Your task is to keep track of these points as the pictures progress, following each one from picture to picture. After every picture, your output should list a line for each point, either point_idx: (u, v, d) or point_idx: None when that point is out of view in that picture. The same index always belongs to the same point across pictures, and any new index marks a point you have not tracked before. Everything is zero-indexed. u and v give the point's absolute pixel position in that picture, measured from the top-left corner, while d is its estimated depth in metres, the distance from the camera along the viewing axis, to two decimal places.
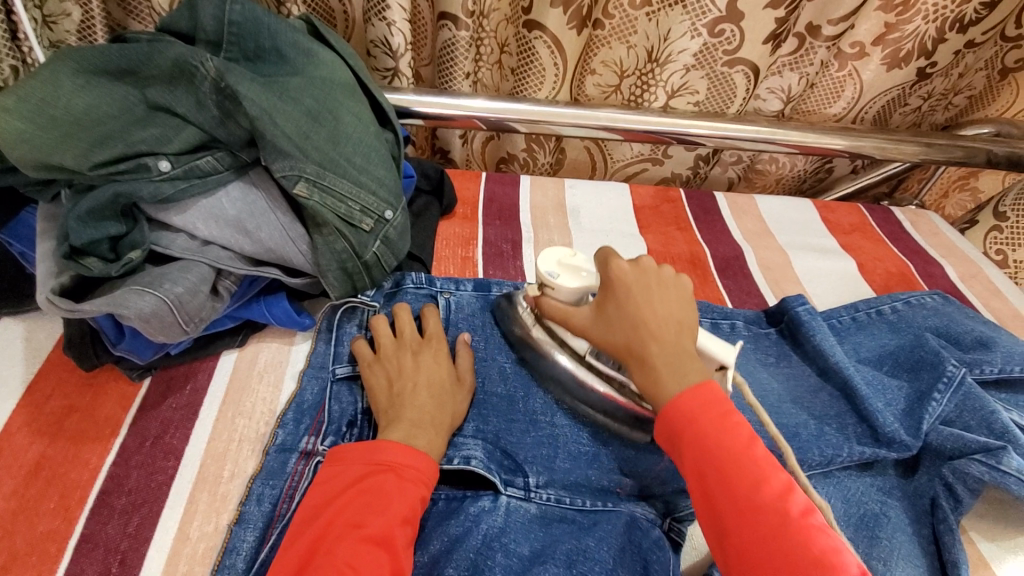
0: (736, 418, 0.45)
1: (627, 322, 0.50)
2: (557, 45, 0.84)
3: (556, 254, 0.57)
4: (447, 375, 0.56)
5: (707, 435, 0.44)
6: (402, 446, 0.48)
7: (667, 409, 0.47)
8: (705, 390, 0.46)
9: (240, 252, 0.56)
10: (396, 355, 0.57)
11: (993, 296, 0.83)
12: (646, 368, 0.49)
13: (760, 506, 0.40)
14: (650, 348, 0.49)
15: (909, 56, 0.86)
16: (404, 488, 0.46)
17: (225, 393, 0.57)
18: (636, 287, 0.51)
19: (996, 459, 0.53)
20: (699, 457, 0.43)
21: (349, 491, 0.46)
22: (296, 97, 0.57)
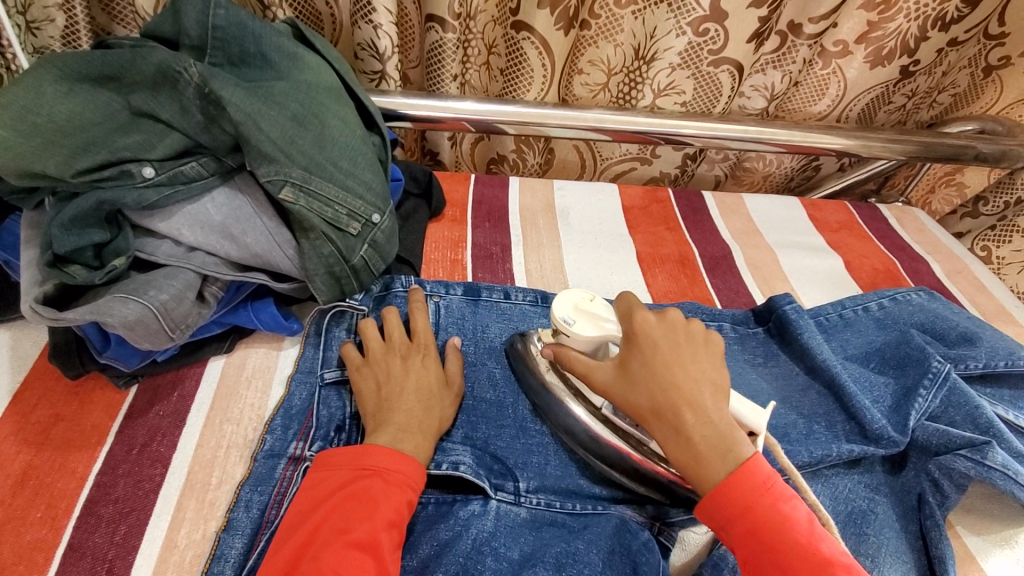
0: (789, 501, 0.43)
1: (655, 383, 0.49)
2: (543, 45, 0.85)
3: (573, 299, 0.56)
4: (435, 379, 0.56)
5: (766, 524, 0.42)
6: (388, 450, 0.48)
7: (715, 492, 0.44)
8: (757, 471, 0.44)
9: (227, 258, 0.56)
10: (385, 360, 0.56)
11: (979, 292, 0.84)
12: (680, 437, 0.47)
13: None
14: (685, 416, 0.47)
15: (891, 54, 0.87)
16: (389, 492, 0.46)
17: (212, 399, 0.56)
18: (664, 345, 0.50)
19: (982, 454, 0.54)
20: (758, 548, 0.41)
21: (335, 496, 0.46)
22: (281, 102, 0.57)
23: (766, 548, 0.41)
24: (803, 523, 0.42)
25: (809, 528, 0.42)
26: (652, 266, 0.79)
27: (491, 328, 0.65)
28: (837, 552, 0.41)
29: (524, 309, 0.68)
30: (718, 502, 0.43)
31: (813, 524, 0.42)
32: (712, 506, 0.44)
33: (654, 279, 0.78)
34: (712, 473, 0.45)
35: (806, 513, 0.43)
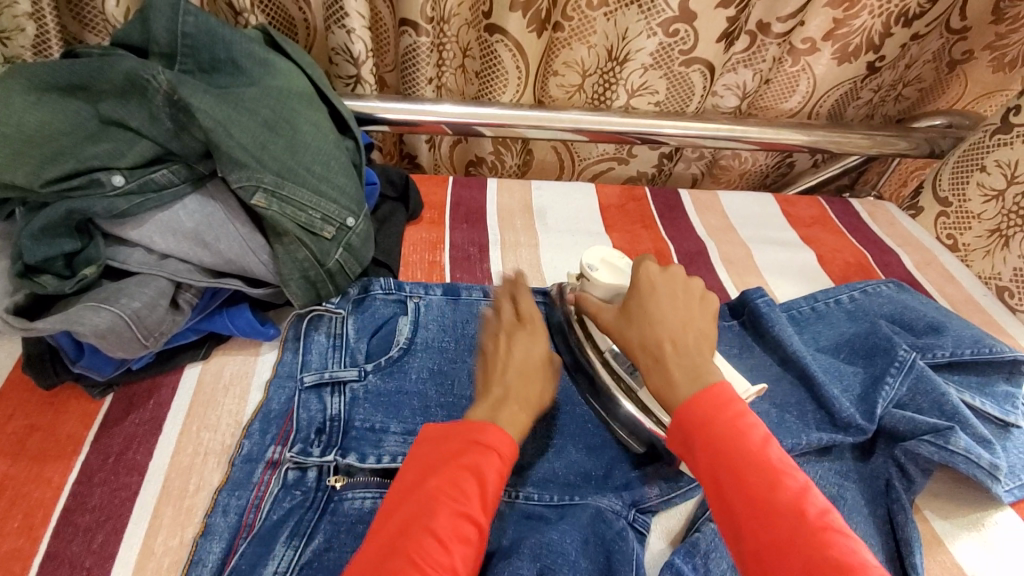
0: (749, 420, 0.45)
1: (643, 319, 0.53)
2: (518, 49, 0.86)
3: (602, 253, 0.62)
4: (539, 359, 0.57)
5: (721, 436, 0.44)
6: (486, 420, 0.49)
7: (681, 409, 0.46)
8: (718, 393, 0.46)
9: (200, 264, 0.56)
10: (494, 335, 0.58)
11: (947, 282, 0.86)
12: (659, 366, 0.50)
13: (757, 477, 0.41)
14: (666, 347, 0.51)
15: (857, 50, 0.89)
16: (490, 462, 0.46)
17: (190, 406, 0.56)
18: (662, 291, 0.54)
19: (945, 439, 0.57)
20: (713, 459, 0.43)
21: (450, 466, 0.45)
22: (252, 108, 0.57)
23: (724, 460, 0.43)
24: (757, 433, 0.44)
25: (765, 445, 0.43)
26: None
27: (470, 326, 0.66)
28: (791, 470, 0.42)
29: None
30: (683, 418, 0.46)
31: (772, 443, 0.44)
32: (677, 423, 0.46)
33: None
34: (680, 392, 0.48)
35: (764, 432, 0.44)
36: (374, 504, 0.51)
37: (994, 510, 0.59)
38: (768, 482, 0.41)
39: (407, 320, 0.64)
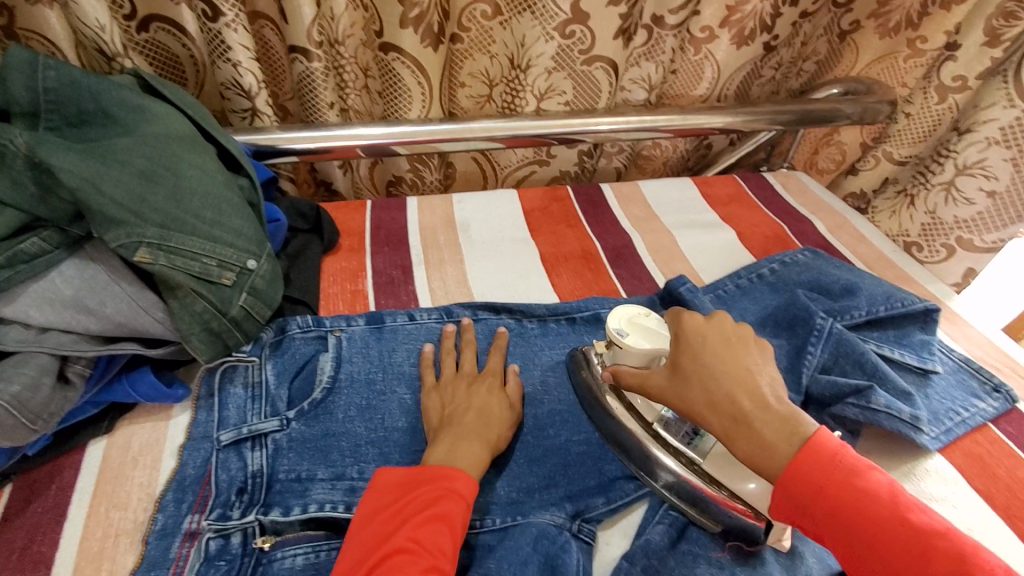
0: (866, 471, 0.40)
1: (703, 375, 0.46)
2: (417, 65, 0.84)
3: (628, 313, 0.55)
4: (499, 404, 0.58)
5: (802, 457, 0.41)
6: (447, 466, 0.50)
7: (783, 479, 0.42)
8: (822, 447, 0.42)
9: (87, 333, 0.52)
10: (453, 385, 0.60)
11: (858, 242, 0.90)
12: (742, 428, 0.44)
13: (895, 537, 0.38)
14: (745, 405, 0.44)
15: (753, 33, 0.91)
16: (453, 507, 0.47)
17: (96, 485, 0.52)
18: (714, 339, 0.48)
19: (866, 399, 0.59)
20: (850, 534, 0.39)
21: (421, 515, 0.46)
22: (124, 159, 0.54)
23: (859, 532, 0.39)
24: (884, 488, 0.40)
25: (891, 495, 0.40)
26: (556, 266, 0.80)
27: (398, 353, 0.64)
28: (932, 519, 0.38)
29: (430, 327, 0.67)
30: (790, 490, 0.41)
31: (899, 493, 0.40)
32: (786, 493, 0.42)
33: (559, 278, 0.79)
34: (777, 454, 0.42)
35: (887, 482, 0.40)
36: (305, 561, 0.49)
37: (924, 459, 0.61)
38: (920, 551, 0.37)
39: (329, 357, 0.62)
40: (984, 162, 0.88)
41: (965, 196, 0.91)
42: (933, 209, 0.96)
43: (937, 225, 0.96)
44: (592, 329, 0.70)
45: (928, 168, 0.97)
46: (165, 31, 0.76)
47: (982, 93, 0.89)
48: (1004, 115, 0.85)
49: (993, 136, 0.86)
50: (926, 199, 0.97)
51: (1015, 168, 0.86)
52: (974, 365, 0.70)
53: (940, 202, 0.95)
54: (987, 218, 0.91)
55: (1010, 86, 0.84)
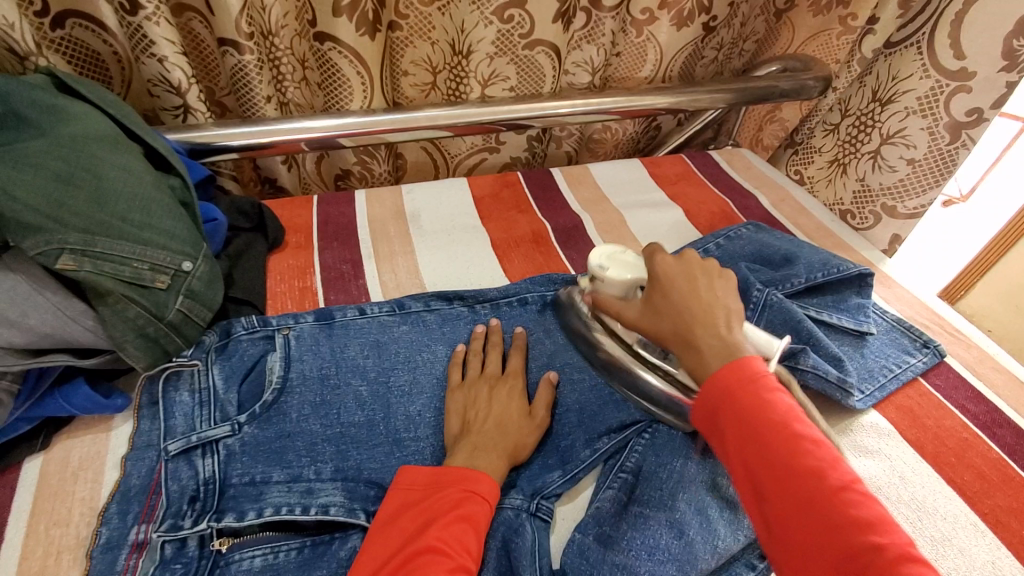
0: (774, 387, 0.42)
1: (670, 308, 0.50)
2: (355, 55, 0.82)
3: (607, 251, 0.61)
4: (518, 410, 0.58)
5: (727, 371, 0.43)
6: (471, 468, 0.51)
7: (706, 385, 0.44)
8: (747, 368, 0.43)
9: (11, 347, 0.49)
10: (476, 387, 0.60)
11: (799, 214, 0.93)
12: (691, 350, 0.47)
13: (783, 449, 0.39)
14: (696, 328, 0.48)
15: (692, 14, 0.93)
16: (477, 508, 0.48)
17: (33, 504, 0.50)
18: (681, 278, 0.52)
19: (800, 360, 0.62)
20: (740, 428, 0.40)
21: (447, 514, 0.47)
22: (38, 163, 0.51)
23: (743, 430, 0.40)
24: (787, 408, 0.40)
25: (791, 413, 0.40)
26: (508, 251, 0.81)
27: (350, 347, 0.64)
28: (816, 434, 0.39)
29: (382, 320, 0.67)
30: (708, 390, 0.43)
31: (797, 411, 0.41)
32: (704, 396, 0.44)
33: (511, 262, 0.79)
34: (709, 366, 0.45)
35: (791, 401, 0.41)
36: (264, 561, 0.48)
37: (860, 415, 0.65)
38: (791, 451, 0.38)
39: (278, 356, 0.60)
40: (903, 131, 0.92)
41: (888, 164, 0.95)
42: (862, 176, 1.00)
43: (866, 192, 1.00)
44: (544, 309, 0.71)
45: (855, 139, 1.00)
46: (83, 27, 0.72)
47: (900, 64, 0.92)
48: (920, 85, 0.88)
49: (912, 105, 0.90)
50: (856, 167, 1.00)
51: (931, 136, 0.89)
52: (905, 324, 0.74)
53: (869, 170, 0.98)
54: (906, 185, 0.94)
55: (925, 58, 0.87)
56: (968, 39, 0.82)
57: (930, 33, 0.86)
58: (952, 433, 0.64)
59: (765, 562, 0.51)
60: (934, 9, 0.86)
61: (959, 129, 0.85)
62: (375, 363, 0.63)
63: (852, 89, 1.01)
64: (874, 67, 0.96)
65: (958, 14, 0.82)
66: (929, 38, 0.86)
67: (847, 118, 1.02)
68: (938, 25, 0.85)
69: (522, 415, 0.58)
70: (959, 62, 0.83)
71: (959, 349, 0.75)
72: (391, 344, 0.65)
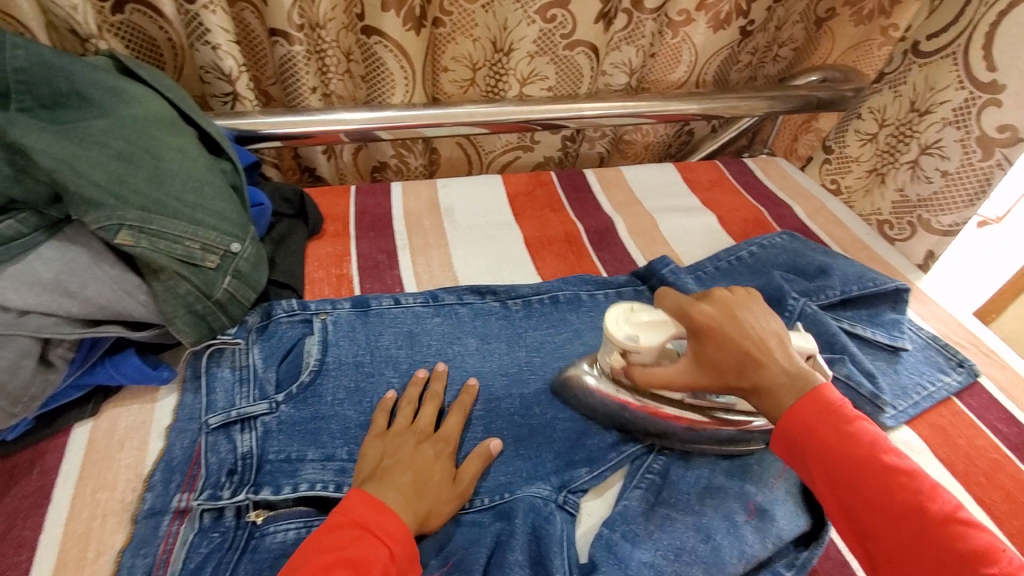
0: (858, 420, 0.44)
1: (733, 360, 0.48)
2: (399, 49, 0.84)
3: (614, 316, 0.54)
4: (443, 473, 0.52)
5: (803, 403, 0.45)
6: (377, 501, 0.46)
7: (784, 421, 0.46)
8: (826, 399, 0.45)
9: (68, 316, 0.51)
10: (399, 439, 0.54)
11: (835, 226, 0.92)
12: (772, 401, 0.47)
13: (879, 482, 0.42)
14: (771, 376, 0.47)
15: (728, 17, 0.92)
16: (371, 550, 0.43)
17: (81, 468, 0.52)
18: (726, 320, 0.49)
19: (835, 369, 0.62)
20: (829, 470, 0.43)
21: (337, 552, 0.42)
22: (102, 141, 0.53)
23: (836, 464, 0.43)
24: (873, 440, 0.43)
25: (878, 443, 0.43)
26: (540, 249, 0.81)
27: (384, 336, 0.65)
28: (907, 463, 0.42)
29: (416, 311, 0.68)
30: (789, 431, 0.45)
31: (884, 441, 0.43)
32: (782, 433, 0.46)
33: (543, 261, 0.80)
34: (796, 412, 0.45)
35: (876, 433, 0.44)
36: (297, 535, 0.50)
37: (892, 431, 0.64)
38: (888, 486, 0.41)
39: (315, 340, 0.62)
40: (940, 142, 0.88)
41: (924, 174, 0.91)
42: (901, 186, 0.96)
43: (905, 203, 0.95)
44: (575, 308, 0.72)
45: (894, 148, 0.96)
46: (140, 13, 0.74)
47: (936, 74, 0.88)
48: (956, 96, 0.85)
49: (948, 116, 0.86)
50: (895, 177, 0.96)
51: (964, 149, 0.85)
52: (941, 342, 0.73)
53: (907, 180, 0.94)
54: (940, 199, 0.90)
55: (961, 69, 0.84)
56: (1000, 49, 0.78)
57: (964, 45, 0.83)
58: (983, 453, 0.63)
59: (793, 571, 0.51)
60: (970, 19, 0.82)
61: (994, 145, 0.81)
62: (408, 354, 0.64)
63: (886, 98, 0.96)
64: (908, 76, 0.92)
65: (991, 26, 0.79)
66: (963, 49, 0.83)
67: (881, 129, 0.97)
68: (971, 36, 0.81)
69: (445, 478, 0.52)
70: (992, 74, 0.80)
71: (994, 370, 0.73)
72: (425, 336, 0.66)
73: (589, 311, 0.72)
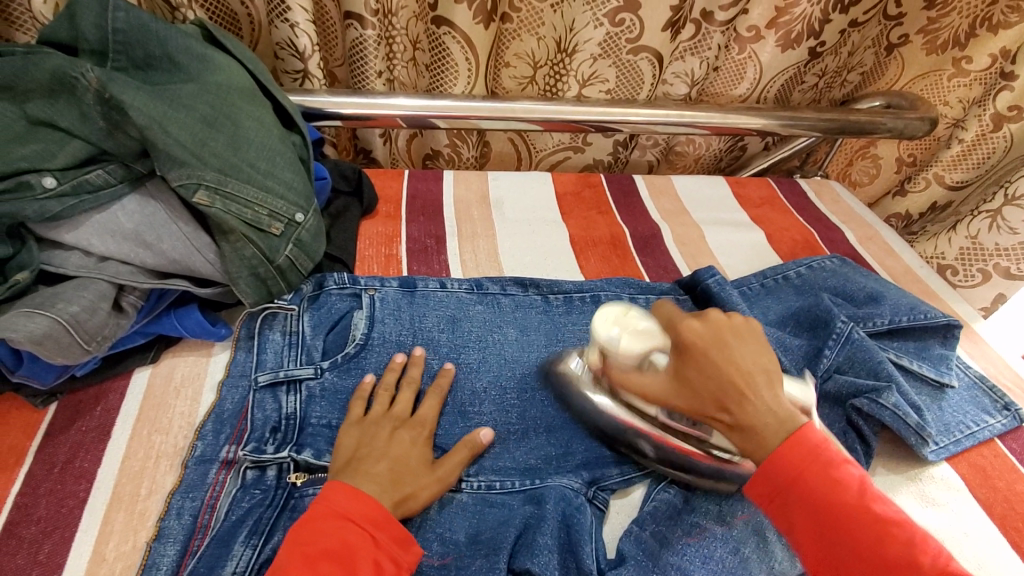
0: (841, 464, 0.44)
1: (712, 386, 0.48)
2: (467, 41, 0.86)
3: (610, 314, 0.56)
4: (419, 458, 0.53)
5: (789, 446, 0.44)
6: (356, 490, 0.47)
7: (767, 466, 0.45)
8: (809, 441, 0.44)
9: (143, 265, 0.55)
10: (376, 426, 0.54)
11: (887, 255, 0.90)
12: (746, 430, 0.46)
13: (867, 533, 0.41)
14: (746, 409, 0.47)
15: (800, 37, 0.91)
16: (358, 540, 0.44)
17: (139, 410, 0.55)
18: (711, 344, 0.49)
19: (880, 397, 0.61)
20: (813, 519, 0.42)
21: (323, 545, 0.43)
22: (189, 104, 0.56)
23: (823, 516, 0.42)
24: (858, 486, 0.43)
25: (864, 490, 0.43)
26: (585, 249, 0.82)
27: (428, 318, 0.66)
28: (893, 511, 0.42)
29: (460, 296, 0.69)
30: (771, 474, 0.44)
31: (868, 488, 0.43)
32: (763, 478, 0.45)
33: (587, 261, 0.80)
34: (769, 442, 0.45)
35: (861, 477, 0.43)
36: None
37: (930, 466, 0.63)
38: (878, 537, 0.41)
39: (363, 315, 0.63)
40: None
41: (1009, 226, 0.89)
42: (975, 234, 0.94)
43: (978, 250, 0.94)
44: None
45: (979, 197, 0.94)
46: None
47: None
48: None
49: None
50: (969, 224, 0.94)
51: None
52: (988, 383, 0.71)
53: (983, 229, 0.92)
54: None
55: None
56: None
57: None
58: None
59: None
60: None
61: None
62: (449, 338, 0.64)
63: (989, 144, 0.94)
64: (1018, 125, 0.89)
65: None
66: None
67: (986, 174, 0.96)
68: None
69: (422, 463, 0.52)
70: None
71: None
72: (466, 321, 0.66)
73: None
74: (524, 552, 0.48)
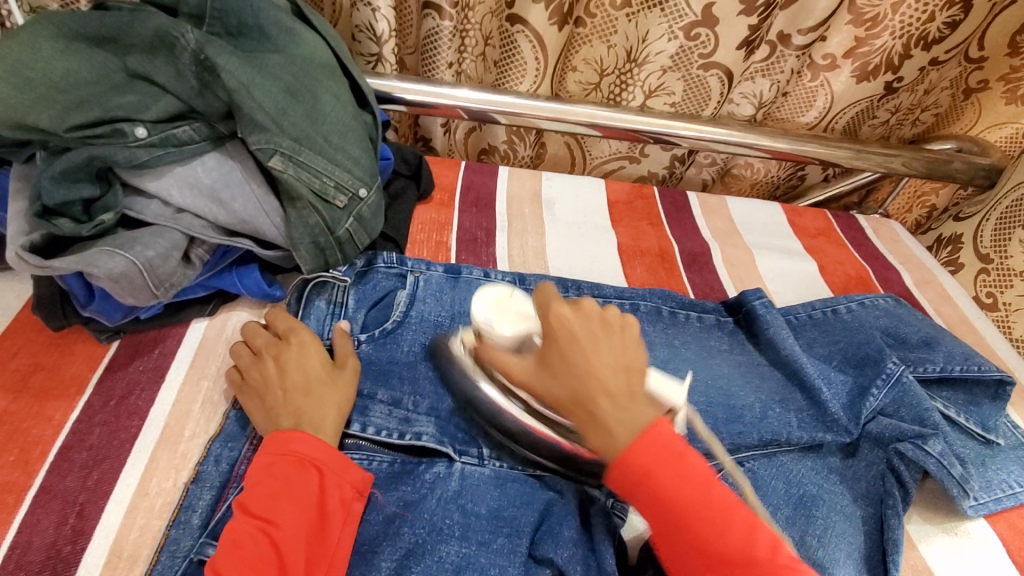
0: (690, 454, 0.42)
1: (574, 379, 0.45)
2: (538, 41, 0.87)
3: (491, 298, 0.55)
4: (318, 365, 0.54)
5: (641, 439, 0.42)
6: (282, 430, 0.49)
7: (620, 461, 0.42)
8: (659, 434, 0.42)
9: (214, 221, 0.58)
10: (253, 370, 0.54)
11: (945, 302, 0.87)
12: (598, 426, 0.44)
13: (711, 526, 0.40)
14: (602, 405, 0.44)
15: (876, 69, 0.89)
16: (299, 474, 0.47)
17: (192, 357, 0.57)
18: (584, 338, 0.46)
19: (924, 442, 0.59)
20: (661, 513, 0.41)
21: (263, 485, 0.46)
22: (275, 74, 0.58)
23: (673, 512, 0.40)
24: (705, 479, 0.41)
25: (710, 483, 0.41)
26: (631, 259, 0.82)
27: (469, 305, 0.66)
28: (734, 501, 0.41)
29: None
30: (623, 471, 0.42)
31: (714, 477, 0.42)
32: (619, 472, 0.42)
33: (632, 270, 0.80)
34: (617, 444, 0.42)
35: (707, 467, 0.42)
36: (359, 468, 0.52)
37: (967, 521, 0.61)
38: (722, 529, 0.40)
39: (406, 294, 0.64)
40: None
41: None
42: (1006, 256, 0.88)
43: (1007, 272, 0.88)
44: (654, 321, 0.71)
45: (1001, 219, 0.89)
46: None
47: None
48: None
49: None
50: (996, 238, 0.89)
51: None
52: None
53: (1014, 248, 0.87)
54: None
55: None
56: None
57: None
58: None
59: None
60: None
61: None
62: None
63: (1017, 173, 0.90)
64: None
65: None
66: None
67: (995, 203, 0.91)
68: None
69: (321, 370, 0.54)
70: None
71: None
72: None
73: (666, 327, 0.71)
74: (544, 543, 0.49)
